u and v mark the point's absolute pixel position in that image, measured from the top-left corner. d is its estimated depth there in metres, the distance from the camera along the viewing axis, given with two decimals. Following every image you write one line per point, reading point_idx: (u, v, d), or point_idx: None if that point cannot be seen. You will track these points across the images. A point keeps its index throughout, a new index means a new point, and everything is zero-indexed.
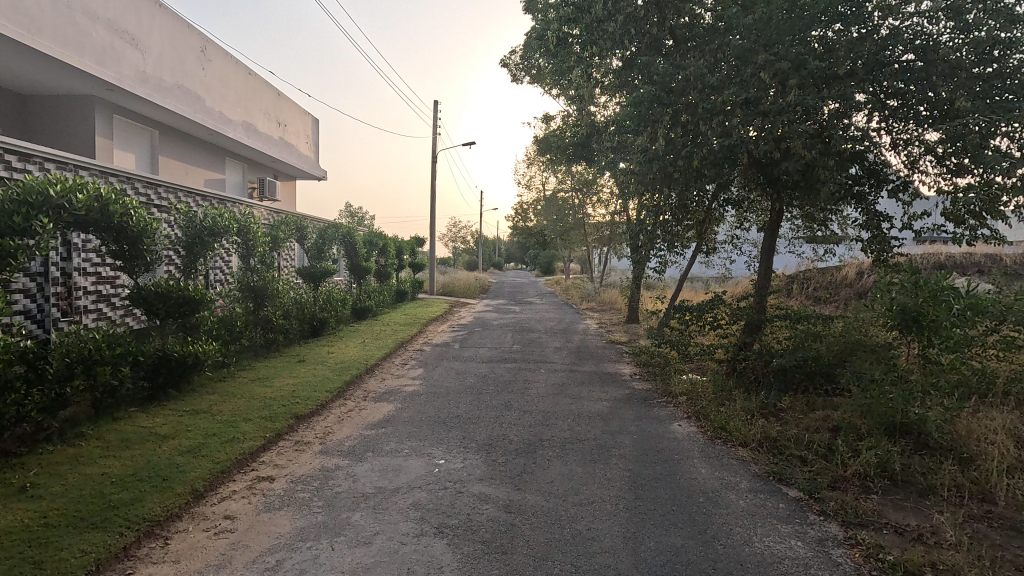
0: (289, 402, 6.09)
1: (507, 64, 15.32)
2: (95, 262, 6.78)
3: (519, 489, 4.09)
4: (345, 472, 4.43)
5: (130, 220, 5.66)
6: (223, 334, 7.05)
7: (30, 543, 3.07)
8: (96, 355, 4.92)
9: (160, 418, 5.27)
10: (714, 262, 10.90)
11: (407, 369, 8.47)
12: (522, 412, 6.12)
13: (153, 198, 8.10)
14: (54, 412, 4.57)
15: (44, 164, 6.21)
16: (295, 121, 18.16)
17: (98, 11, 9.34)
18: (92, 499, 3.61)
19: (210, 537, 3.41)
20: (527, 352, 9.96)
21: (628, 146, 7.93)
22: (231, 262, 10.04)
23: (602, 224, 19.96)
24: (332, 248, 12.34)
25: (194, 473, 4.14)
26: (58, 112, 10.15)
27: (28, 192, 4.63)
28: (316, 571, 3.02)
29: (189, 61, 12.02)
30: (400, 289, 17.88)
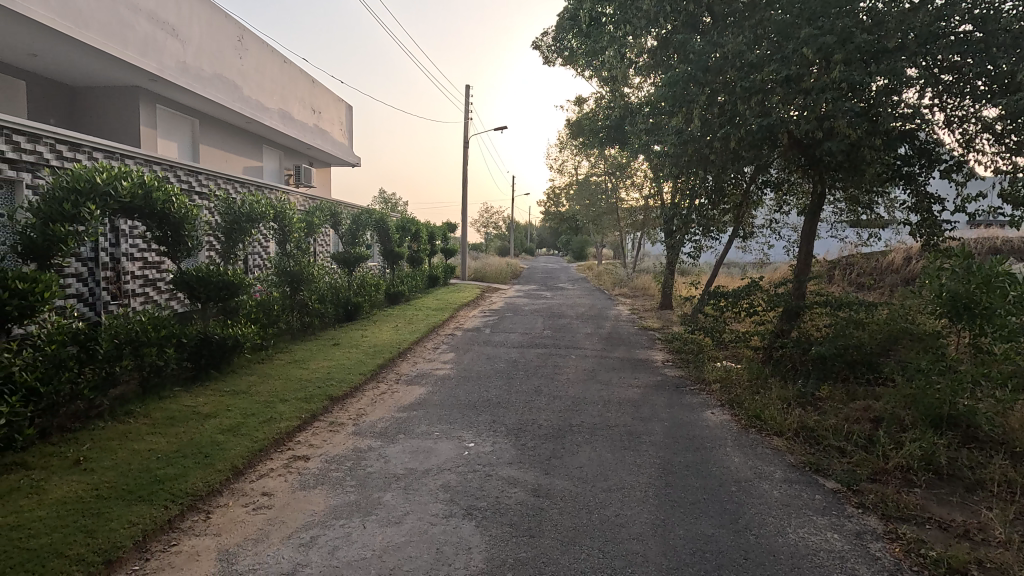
0: (324, 384, 6.26)
1: (540, 46, 15.05)
2: (142, 248, 7.05)
3: (548, 473, 4.10)
4: (377, 453, 4.53)
5: (172, 207, 5.82)
6: (261, 317, 7.26)
7: (84, 514, 3.24)
8: (143, 336, 5.15)
9: (203, 398, 5.49)
10: (751, 247, 10.61)
11: (439, 353, 8.57)
12: (552, 397, 6.12)
13: (193, 185, 8.36)
14: (105, 390, 4.77)
15: (93, 154, 6.48)
16: (329, 108, 18.39)
17: (140, 4, 9.60)
18: (140, 474, 3.79)
19: (248, 512, 3.54)
20: (558, 337, 9.92)
21: (661, 128, 7.74)
22: (269, 247, 10.31)
23: (636, 208, 19.63)
24: (365, 233, 12.50)
25: (234, 451, 4.29)
26: (105, 103, 10.54)
27: (77, 180, 4.83)
28: (348, 549, 3.10)
29: (227, 51, 12.27)
30: (432, 274, 18.02)
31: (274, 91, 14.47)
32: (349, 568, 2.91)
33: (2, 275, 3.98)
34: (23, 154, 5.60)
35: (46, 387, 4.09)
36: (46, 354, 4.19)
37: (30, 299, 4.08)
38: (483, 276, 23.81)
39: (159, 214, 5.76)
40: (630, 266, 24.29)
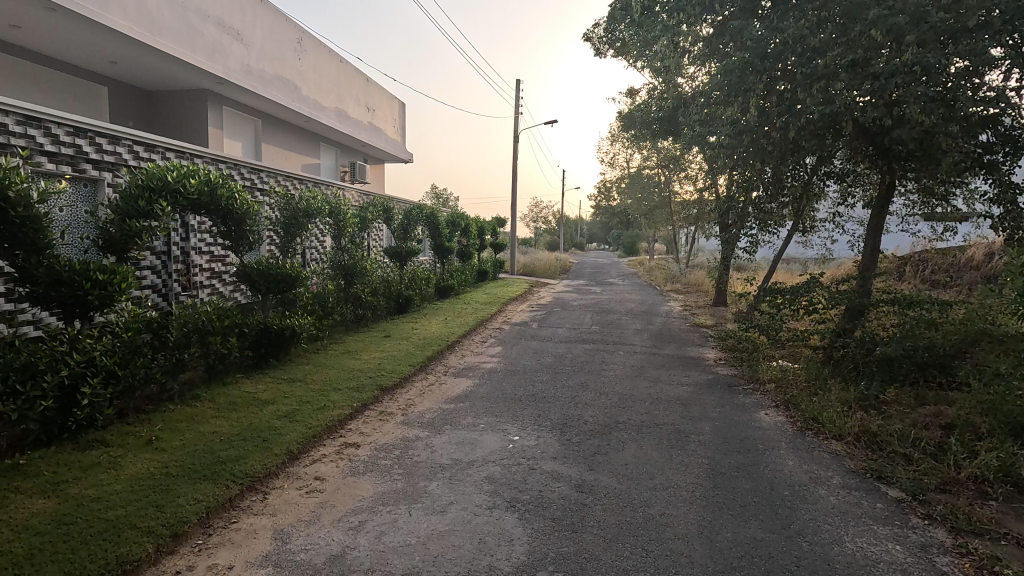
0: (376, 374, 6.45)
1: (591, 37, 14.81)
2: (209, 242, 7.47)
3: (592, 469, 4.07)
4: (424, 443, 4.63)
5: (236, 204, 6.14)
6: (317, 309, 7.55)
7: (154, 489, 3.49)
8: (209, 326, 5.48)
9: (262, 384, 5.78)
10: (813, 242, 10.11)
11: (486, 347, 8.65)
12: (599, 393, 6.07)
13: (256, 182, 8.78)
14: (175, 374, 5.12)
15: (166, 154, 6.92)
16: (383, 105, 18.83)
17: (208, 10, 10.14)
18: (204, 454, 4.03)
19: (302, 495, 3.71)
20: (607, 333, 9.81)
21: (717, 118, 7.48)
22: (325, 242, 10.70)
23: (689, 202, 19.11)
24: (417, 228, 12.74)
25: (290, 436, 4.50)
26: (177, 106, 11.21)
27: (150, 179, 5.16)
28: (394, 535, 3.19)
29: (287, 52, 12.77)
30: (481, 268, 18.18)
31: (331, 90, 14.96)
32: (394, 554, 2.99)
33: (85, 268, 4.32)
34: (105, 155, 6.05)
35: (123, 371, 4.42)
36: (123, 340, 4.53)
37: (110, 290, 4.42)
38: (531, 271, 23.82)
39: (224, 210, 6.08)
40: (682, 262, 23.66)
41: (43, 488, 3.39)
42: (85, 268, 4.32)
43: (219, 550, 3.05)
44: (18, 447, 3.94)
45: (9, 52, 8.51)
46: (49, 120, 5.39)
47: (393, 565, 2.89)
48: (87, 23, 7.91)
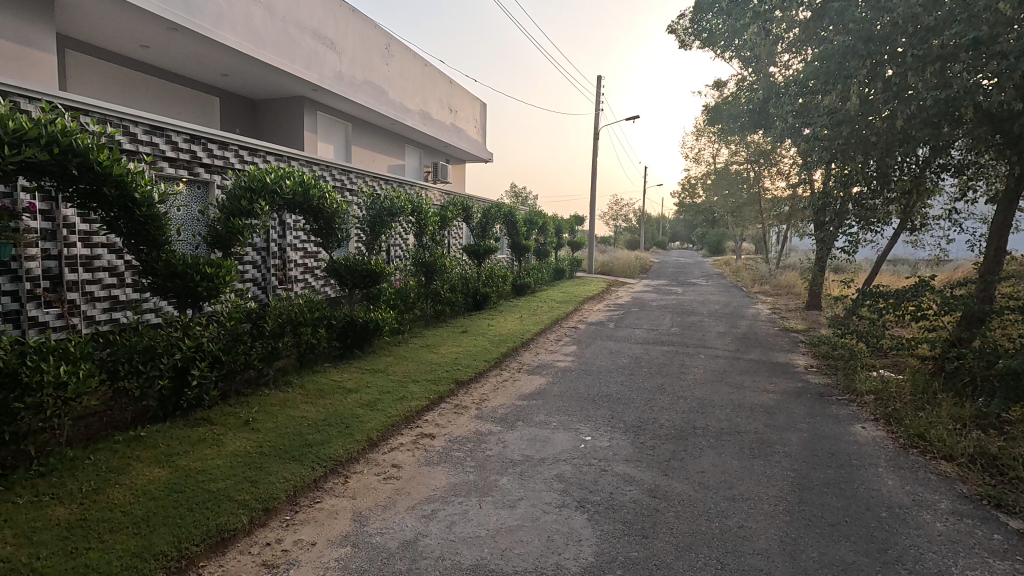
0: (452, 368, 6.63)
1: (675, 29, 14.23)
2: (303, 239, 8.01)
3: (666, 475, 3.95)
4: (496, 438, 4.69)
5: (326, 203, 6.52)
6: (398, 304, 7.87)
7: (250, 466, 3.79)
8: (301, 318, 5.93)
9: (348, 373, 6.12)
10: (924, 241, 9.16)
11: (561, 346, 8.60)
12: (676, 397, 5.86)
13: (345, 182, 9.28)
14: (271, 361, 5.53)
15: (266, 157, 7.49)
16: (464, 106, 19.26)
17: (305, 22, 10.84)
18: (293, 437, 4.33)
19: (379, 480, 3.89)
20: (687, 335, 9.45)
21: (813, 108, 6.98)
22: (407, 239, 11.13)
23: (781, 199, 17.93)
24: (494, 226, 12.92)
25: (371, 424, 4.73)
26: (277, 113, 12.09)
27: (252, 180, 5.61)
28: (465, 526, 3.26)
29: (376, 59, 13.38)
30: (558, 267, 18.15)
31: (416, 93, 15.52)
32: (464, 544, 3.06)
33: (196, 261, 4.78)
34: (215, 160, 6.66)
35: (227, 356, 4.85)
36: (227, 329, 4.98)
37: (215, 283, 4.88)
38: (610, 270, 23.44)
39: (316, 209, 6.48)
40: (773, 262, 22.28)
41: (157, 459, 3.79)
42: (195, 262, 4.77)
43: (304, 527, 3.27)
44: (140, 420, 4.43)
45: (139, 70, 9.57)
46: (169, 129, 6.00)
47: (463, 555, 2.95)
48: (202, 40, 8.71)
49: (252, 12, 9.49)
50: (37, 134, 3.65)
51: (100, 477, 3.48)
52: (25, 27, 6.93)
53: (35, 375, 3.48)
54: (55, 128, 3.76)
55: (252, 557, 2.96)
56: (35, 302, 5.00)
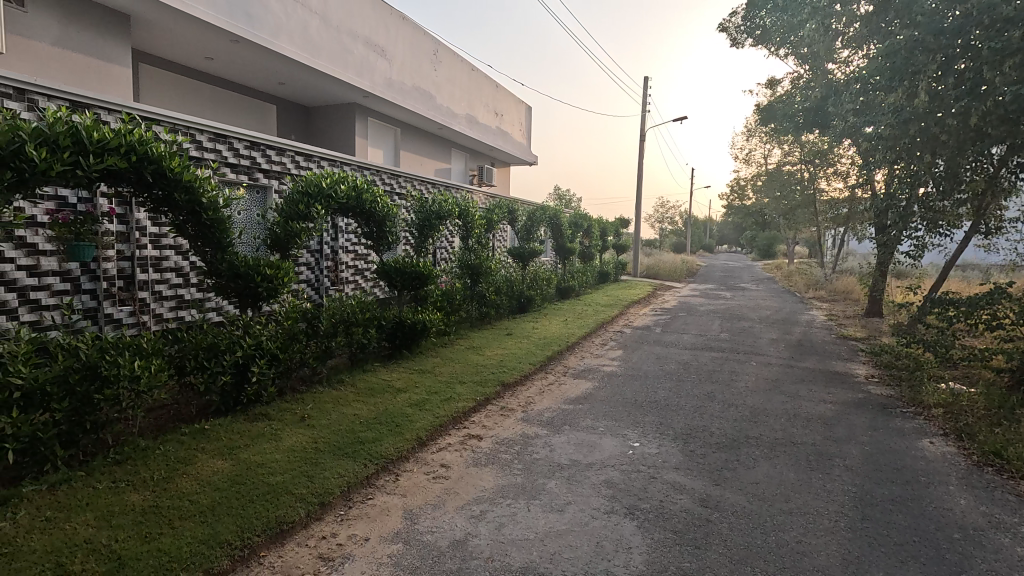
0: (498, 370, 6.67)
1: (727, 27, 13.87)
2: (354, 242, 8.24)
3: (718, 484, 3.85)
4: (543, 441, 4.70)
5: (378, 207, 6.68)
6: (445, 306, 7.99)
7: (306, 461, 3.93)
8: (353, 318, 6.13)
9: (398, 373, 6.25)
10: (999, 245, 8.59)
11: (606, 350, 8.52)
12: (727, 405, 5.71)
13: (394, 186, 9.48)
14: (324, 360, 5.71)
15: (321, 163, 7.75)
16: (510, 109, 19.39)
17: (357, 31, 11.17)
18: (347, 434, 4.46)
19: (428, 479, 3.95)
20: (738, 341, 9.18)
21: (876, 105, 6.67)
22: (453, 242, 11.28)
23: (839, 201, 17.18)
24: (539, 229, 12.93)
25: (420, 423, 4.82)
26: (330, 119, 12.49)
27: (308, 186, 5.83)
28: (514, 528, 3.28)
29: (425, 65, 13.65)
30: (603, 270, 17.98)
31: (463, 97, 15.73)
32: (513, 546, 3.08)
33: (257, 263, 5.01)
34: (273, 165, 6.94)
35: (284, 354, 5.05)
36: (284, 328, 5.19)
37: (274, 284, 5.10)
38: (655, 273, 23.02)
39: (368, 212, 6.67)
40: (829, 266, 21.37)
41: (221, 451, 3.98)
42: (256, 264, 5.00)
43: (358, 522, 3.36)
44: (205, 413, 4.66)
45: (205, 81, 10.09)
46: (232, 137, 6.30)
47: (512, 557, 2.97)
48: (263, 51, 9.11)
49: (309, 23, 9.85)
50: (118, 143, 3.90)
51: (169, 467, 3.69)
52: (105, 44, 7.44)
53: (113, 369, 3.72)
54: (134, 138, 4.01)
55: (309, 549, 3.07)
56: (110, 300, 5.35)
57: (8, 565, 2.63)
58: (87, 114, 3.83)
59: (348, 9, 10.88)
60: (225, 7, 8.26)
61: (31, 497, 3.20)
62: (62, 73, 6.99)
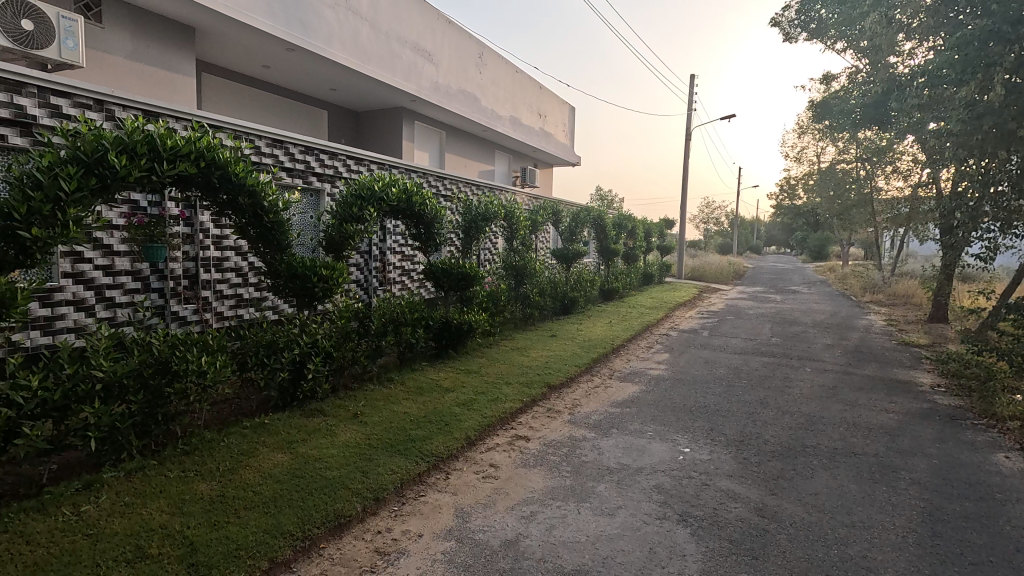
0: (543, 372, 6.68)
1: (779, 22, 13.44)
2: (402, 244, 8.41)
3: (774, 494, 3.74)
4: (591, 444, 4.68)
5: (427, 209, 6.80)
6: (491, 306, 8.06)
7: (360, 457, 4.04)
8: (402, 318, 6.26)
9: (445, 373, 6.34)
10: None
11: (653, 353, 8.40)
12: (781, 412, 5.53)
13: (441, 189, 9.62)
14: (375, 358, 5.85)
15: (371, 166, 7.95)
16: (554, 110, 19.37)
17: (405, 36, 11.40)
18: (398, 431, 4.56)
19: (478, 479, 4.00)
20: (790, 347, 8.87)
21: (944, 101, 6.34)
22: (497, 243, 11.36)
23: (898, 200, 16.38)
24: (583, 231, 12.86)
25: (469, 423, 4.88)
26: (378, 123, 12.79)
27: (362, 189, 6.00)
28: (565, 530, 3.28)
29: (470, 68, 13.81)
30: (647, 271, 17.71)
31: (508, 99, 15.82)
32: (565, 548, 3.08)
33: (314, 264, 5.20)
34: (326, 169, 7.16)
35: (337, 353, 5.22)
36: (337, 327, 5.35)
37: (329, 284, 5.27)
38: (701, 275, 22.49)
39: (417, 214, 6.80)
40: (887, 270, 20.40)
41: (280, 445, 4.14)
42: (313, 264, 5.19)
43: (411, 518, 3.43)
44: (264, 408, 4.85)
45: (261, 88, 10.50)
46: (289, 142, 6.54)
47: (565, 559, 2.97)
48: (317, 59, 9.42)
49: (360, 30, 10.13)
50: (189, 150, 4.13)
51: (234, 459, 3.86)
52: (172, 55, 7.86)
53: (182, 364, 3.93)
54: (202, 145, 4.23)
55: (366, 543, 3.16)
56: (177, 298, 5.65)
57: (94, 546, 2.82)
58: (161, 123, 4.07)
59: (397, 15, 11.14)
60: (282, 17, 8.59)
61: (111, 483, 3.42)
62: (133, 83, 7.42)
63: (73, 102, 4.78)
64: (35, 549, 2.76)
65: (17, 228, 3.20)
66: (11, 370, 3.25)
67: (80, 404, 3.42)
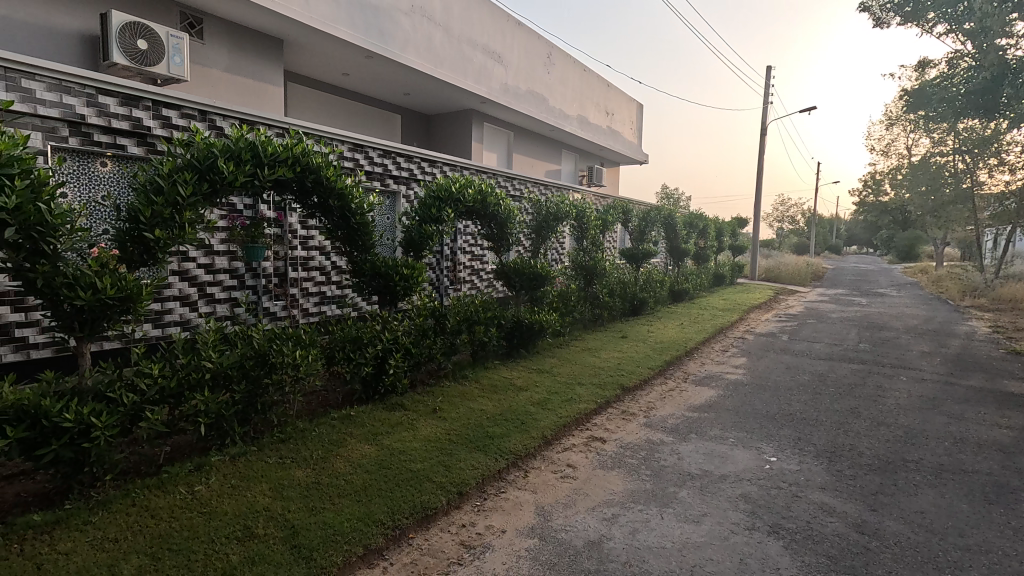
0: (616, 373, 6.59)
1: (870, 6, 12.40)
2: (472, 244, 8.56)
3: (875, 510, 3.52)
4: (670, 448, 4.57)
5: (501, 209, 6.90)
6: (561, 306, 8.04)
7: (442, 452, 4.15)
8: (476, 317, 6.37)
9: (518, 372, 6.39)
10: None
11: (729, 357, 8.10)
12: (876, 423, 5.18)
13: (511, 189, 9.71)
14: (450, 356, 5.97)
15: (443, 168, 8.14)
16: (621, 108, 19.08)
17: (476, 39, 11.58)
18: (476, 427, 4.65)
19: (557, 478, 4.01)
20: (881, 354, 8.29)
21: None
22: (565, 243, 11.31)
23: (1005, 195, 14.94)
24: (652, 230, 12.57)
25: (544, 422, 4.89)
26: (448, 126, 13.07)
27: (440, 190, 6.17)
28: (648, 534, 3.23)
29: (538, 68, 13.85)
30: (719, 272, 17.06)
31: (575, 99, 15.72)
32: (650, 553, 3.03)
33: (395, 263, 5.39)
34: (402, 171, 7.40)
35: (415, 349, 5.38)
36: (416, 325, 5.53)
37: (409, 283, 5.45)
38: (776, 276, 21.42)
39: (491, 214, 6.90)
40: (989, 271, 18.67)
41: (366, 437, 4.32)
42: (393, 264, 5.38)
43: (494, 514, 3.49)
44: (349, 401, 5.07)
45: (340, 95, 10.98)
46: (369, 146, 6.81)
47: (651, 564, 2.93)
48: (393, 65, 9.74)
49: (433, 35, 10.40)
50: (286, 156, 4.39)
51: (325, 448, 4.07)
52: (263, 66, 8.36)
53: (279, 357, 4.18)
54: (298, 151, 4.49)
55: (452, 536, 3.25)
56: (268, 295, 6.02)
57: (208, 523, 3.06)
58: (262, 132, 4.35)
59: (468, 19, 11.35)
60: (362, 27, 8.95)
61: (219, 466, 3.69)
62: (228, 94, 7.96)
63: (181, 113, 5.19)
64: (159, 523, 3.03)
65: (144, 230, 3.51)
66: (135, 359, 3.57)
67: (192, 391, 3.70)
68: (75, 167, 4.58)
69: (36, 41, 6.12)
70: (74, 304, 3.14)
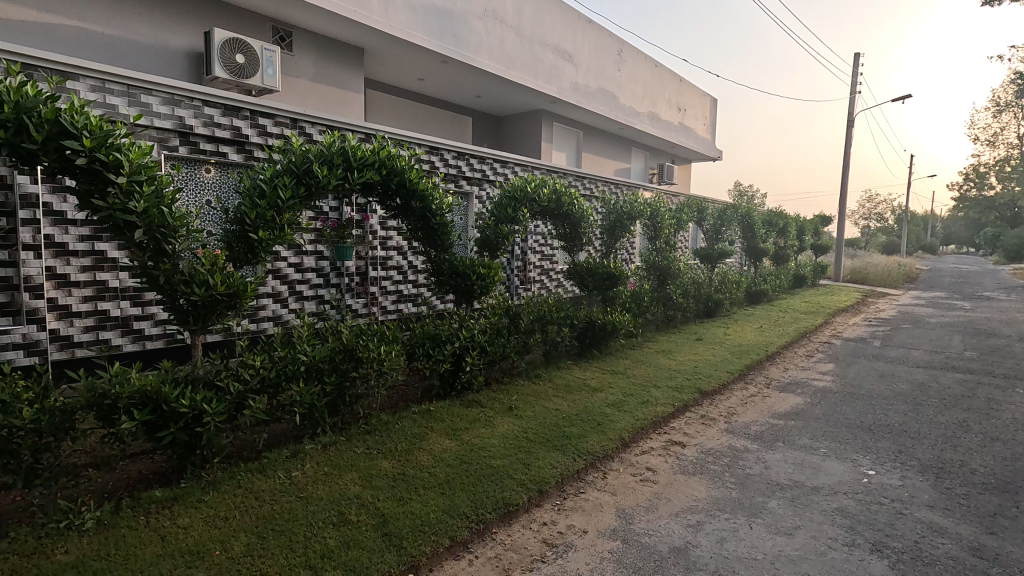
0: (694, 376, 6.39)
1: None
2: (543, 244, 8.58)
3: (994, 533, 3.21)
4: (755, 456, 4.38)
5: (574, 208, 6.88)
6: (634, 307, 7.90)
7: (520, 449, 4.19)
8: (549, 317, 6.39)
9: (591, 373, 6.33)
10: None
11: (815, 362, 7.65)
12: (990, 439, 4.73)
13: (582, 189, 9.65)
14: (523, 355, 6.01)
15: (515, 169, 8.22)
16: (693, 103, 18.47)
17: (546, 39, 11.60)
18: (553, 427, 4.65)
19: (637, 481, 3.95)
20: (991, 363, 7.56)
21: None
22: (636, 242, 11.10)
23: None
24: (728, 229, 12.08)
25: (621, 424, 4.82)
26: (517, 126, 13.16)
27: (515, 190, 6.23)
28: (736, 544, 3.11)
29: (608, 66, 13.67)
30: (799, 273, 16.16)
31: (646, 95, 15.39)
32: (740, 564, 2.92)
33: (472, 263, 5.48)
34: (475, 173, 7.53)
35: (491, 347, 5.46)
36: (491, 323, 5.60)
37: (486, 281, 5.53)
38: (863, 277, 20.01)
39: (565, 214, 6.90)
40: None
41: (446, 432, 4.42)
42: (471, 264, 5.48)
43: (574, 514, 3.48)
44: (427, 396, 5.22)
45: (414, 100, 11.31)
46: (444, 149, 6.97)
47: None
48: (466, 68, 9.92)
49: (505, 37, 10.51)
50: (373, 160, 4.59)
51: (408, 441, 4.20)
52: (345, 74, 8.75)
53: (365, 351, 4.36)
54: (384, 155, 4.68)
55: (534, 533, 3.26)
56: (351, 293, 6.31)
57: (306, 508, 3.24)
58: (351, 137, 4.58)
59: (539, 20, 11.37)
60: (437, 32, 9.18)
61: (312, 453, 3.90)
62: (314, 102, 8.40)
63: (275, 121, 5.53)
64: (263, 505, 3.24)
65: (249, 231, 3.77)
66: (240, 351, 3.84)
67: (289, 382, 3.94)
68: (185, 173, 4.99)
69: (150, 59, 6.72)
70: (190, 299, 3.42)
